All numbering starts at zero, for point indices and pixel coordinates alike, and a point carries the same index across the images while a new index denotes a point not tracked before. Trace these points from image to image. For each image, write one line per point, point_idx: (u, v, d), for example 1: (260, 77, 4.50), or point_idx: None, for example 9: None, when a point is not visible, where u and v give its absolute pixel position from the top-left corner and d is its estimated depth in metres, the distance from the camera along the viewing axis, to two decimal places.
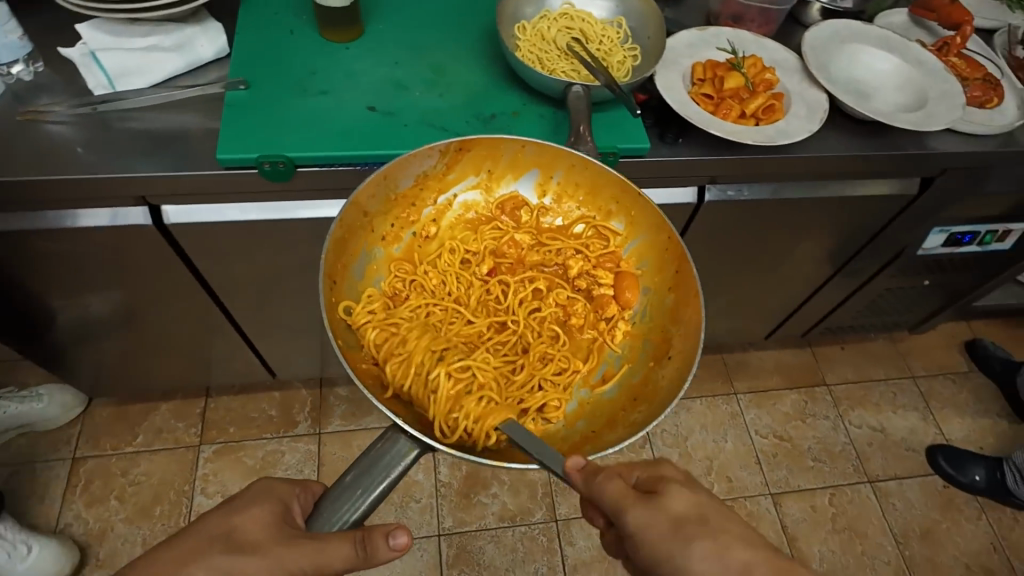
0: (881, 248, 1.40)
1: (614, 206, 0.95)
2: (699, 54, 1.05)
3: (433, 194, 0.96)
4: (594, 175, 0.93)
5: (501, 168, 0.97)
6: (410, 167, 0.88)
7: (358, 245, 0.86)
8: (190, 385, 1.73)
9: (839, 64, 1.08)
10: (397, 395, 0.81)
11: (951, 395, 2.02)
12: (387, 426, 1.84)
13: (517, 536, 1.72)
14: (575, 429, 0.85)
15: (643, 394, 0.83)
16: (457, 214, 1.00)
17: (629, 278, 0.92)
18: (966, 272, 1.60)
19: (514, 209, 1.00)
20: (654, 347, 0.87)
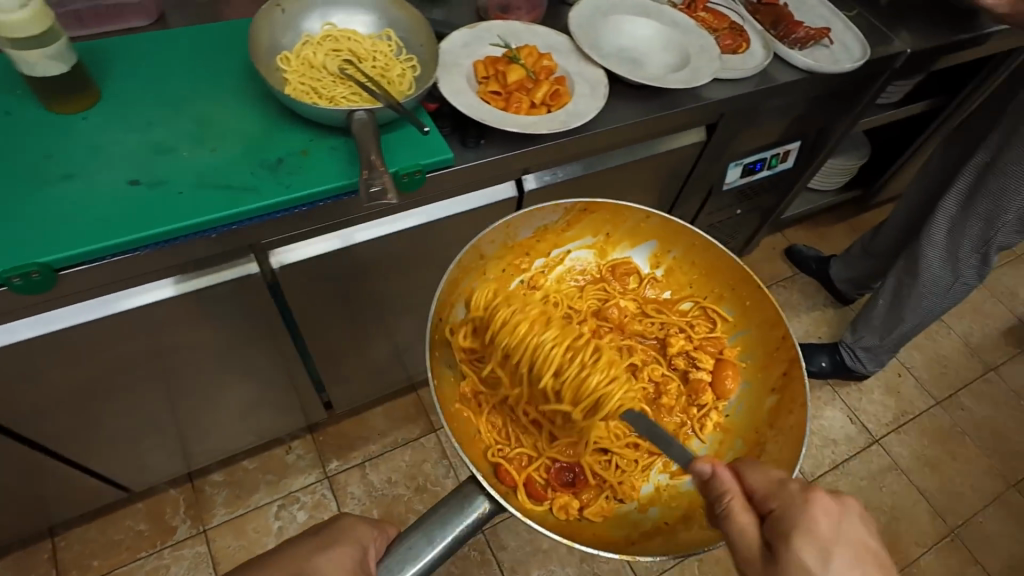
0: (693, 193, 1.53)
1: (725, 292, 1.02)
2: (477, 51, 1.03)
3: (546, 246, 1.05)
4: (708, 261, 1.01)
5: (618, 233, 1.06)
6: (530, 220, 0.96)
7: (469, 281, 0.93)
8: (23, 533, 1.46)
9: (608, 38, 1.13)
10: (487, 451, 0.89)
11: (786, 299, 2.30)
12: (281, 497, 1.70)
13: (449, 561, 1.68)
14: (647, 516, 0.88)
15: (722, 497, 0.86)
16: (591, 268, 1.12)
17: (733, 372, 1.00)
18: (766, 194, 1.80)
19: (625, 272, 1.11)
20: (745, 443, 0.93)
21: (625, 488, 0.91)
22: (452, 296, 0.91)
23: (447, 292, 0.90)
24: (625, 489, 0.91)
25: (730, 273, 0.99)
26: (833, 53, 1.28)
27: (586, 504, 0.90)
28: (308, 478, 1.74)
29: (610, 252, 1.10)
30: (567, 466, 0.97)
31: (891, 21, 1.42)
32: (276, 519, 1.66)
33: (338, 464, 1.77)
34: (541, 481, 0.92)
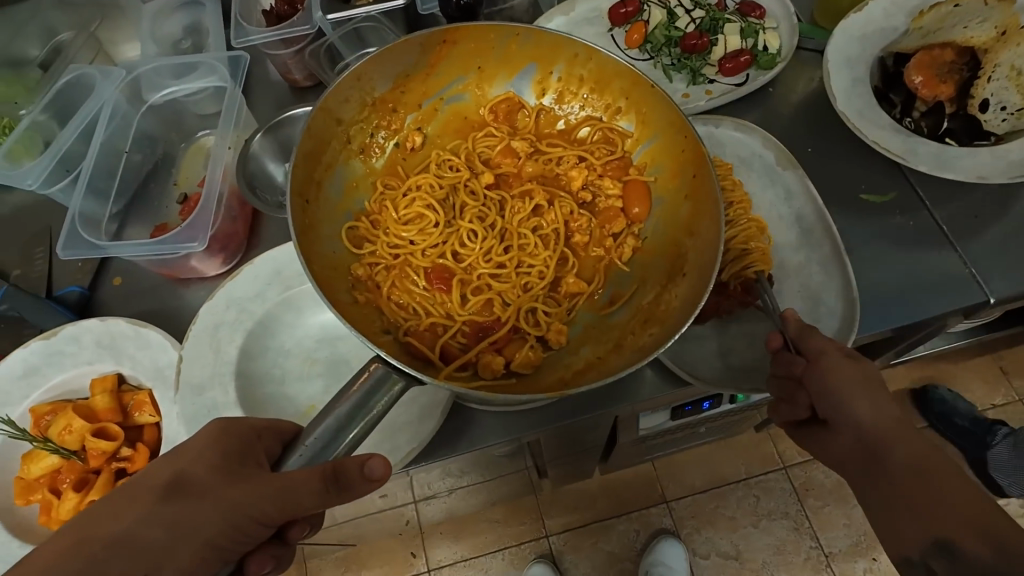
0: (572, 440, 0.96)
1: (623, 102, 0.70)
2: (42, 384, 0.66)
3: (415, 99, 0.73)
4: (599, 67, 0.69)
5: (491, 64, 0.73)
6: (384, 65, 0.66)
7: (335, 158, 0.67)
8: None
9: (284, 337, 0.68)
10: (381, 329, 0.62)
11: (835, 485, 1.52)
12: None
13: None
14: (577, 356, 0.64)
15: (655, 316, 0.60)
16: (446, 121, 0.78)
17: (638, 188, 0.68)
18: (757, 408, 1.10)
19: (509, 114, 0.78)
20: (667, 266, 0.63)
21: (552, 330, 0.65)
22: (317, 175, 0.63)
23: (300, 179, 0.60)
24: (554, 333, 0.65)
25: (622, 83, 0.69)
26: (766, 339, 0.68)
27: (514, 357, 0.63)
28: None
29: (488, 92, 0.76)
30: (473, 336, 0.68)
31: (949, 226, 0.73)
32: None
33: None
34: (456, 347, 0.66)
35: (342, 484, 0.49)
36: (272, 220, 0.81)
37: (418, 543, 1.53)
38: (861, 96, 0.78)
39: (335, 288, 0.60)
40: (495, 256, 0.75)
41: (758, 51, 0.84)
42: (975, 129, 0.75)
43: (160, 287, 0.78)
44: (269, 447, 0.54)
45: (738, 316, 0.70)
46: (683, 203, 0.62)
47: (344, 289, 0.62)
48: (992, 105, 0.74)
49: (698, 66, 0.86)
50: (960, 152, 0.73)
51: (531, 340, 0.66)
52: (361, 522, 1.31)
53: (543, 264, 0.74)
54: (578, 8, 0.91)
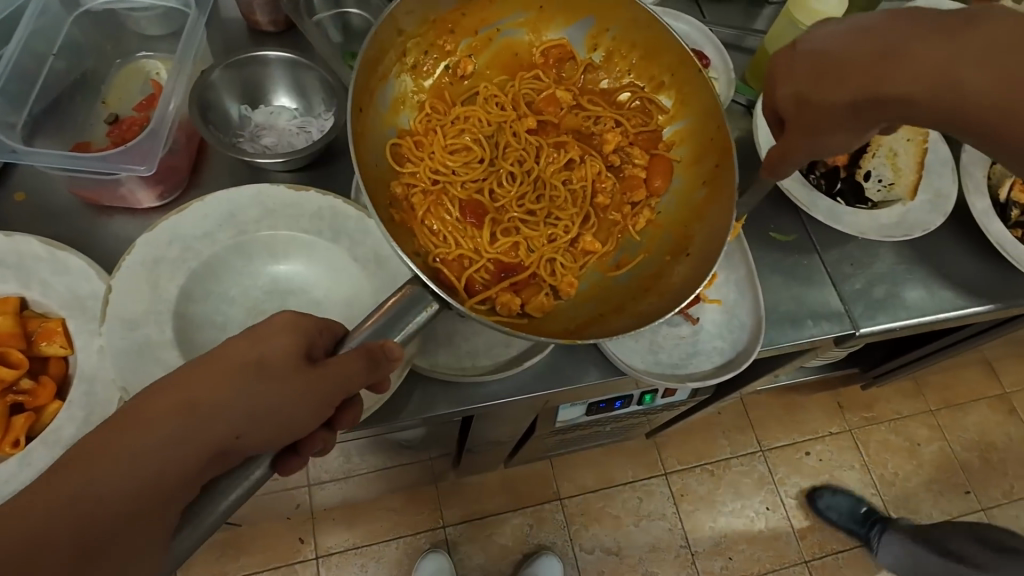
0: (496, 427, 0.98)
1: (667, 78, 0.72)
2: None
3: (472, 24, 0.71)
4: (656, 35, 0.70)
5: (552, 5, 0.73)
6: None
7: (389, 69, 0.66)
8: None
9: (228, 282, 0.64)
10: (414, 250, 0.61)
11: (706, 491, 1.68)
12: None
13: None
14: (581, 311, 0.67)
15: (654, 289, 0.64)
16: (496, 53, 0.76)
17: (661, 163, 0.71)
18: (659, 412, 1.20)
19: (559, 62, 0.76)
20: (675, 241, 0.67)
21: (564, 281, 0.68)
22: (372, 83, 0.63)
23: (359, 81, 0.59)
24: (566, 286, 0.67)
25: (674, 60, 0.70)
26: (690, 341, 0.74)
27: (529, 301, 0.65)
28: None
29: (543, 34, 0.76)
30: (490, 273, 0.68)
31: (840, 263, 0.82)
32: None
33: None
34: (479, 281, 0.66)
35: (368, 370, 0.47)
36: (217, 159, 0.75)
37: (308, 529, 1.48)
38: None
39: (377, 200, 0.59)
40: (528, 203, 0.75)
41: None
42: (860, 193, 0.84)
43: (73, 212, 0.69)
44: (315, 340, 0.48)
45: (668, 320, 0.75)
46: (698, 187, 0.67)
47: (385, 204, 0.61)
48: (872, 177, 0.86)
49: None
50: (846, 210, 0.82)
51: (546, 288, 0.67)
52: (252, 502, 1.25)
53: (569, 221, 0.74)
54: None
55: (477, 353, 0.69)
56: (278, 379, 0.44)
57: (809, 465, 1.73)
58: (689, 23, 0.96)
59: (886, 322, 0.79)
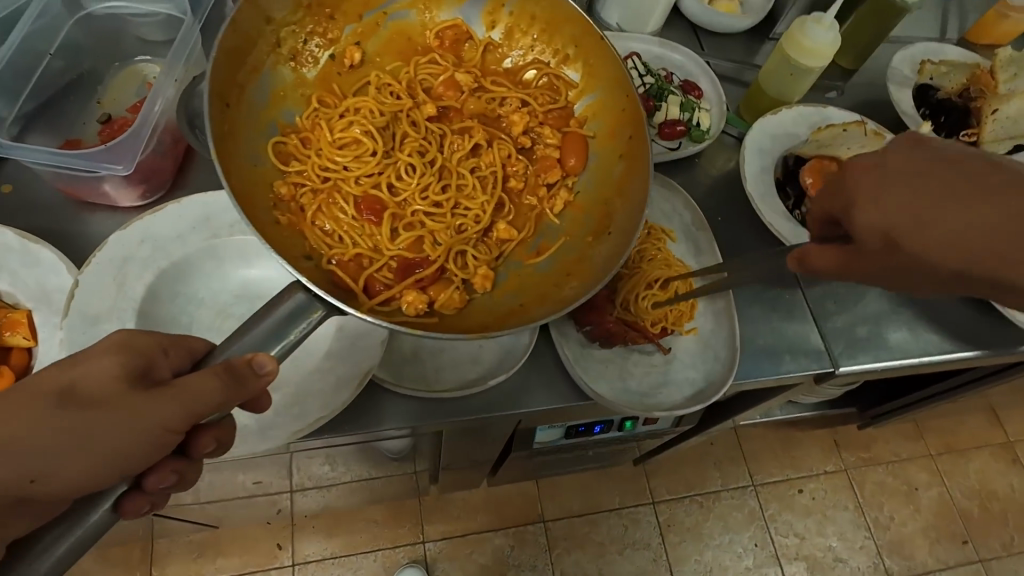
0: (471, 445, 0.98)
1: (572, 49, 0.76)
2: None
3: (354, 8, 0.74)
4: (552, 7, 0.74)
5: None
6: None
7: (261, 61, 0.65)
8: None
9: (197, 284, 0.64)
10: (303, 255, 0.62)
11: (694, 523, 1.64)
12: None
13: None
14: (500, 300, 0.67)
15: (574, 270, 0.65)
16: (387, 39, 0.79)
17: (577, 139, 0.74)
18: (642, 440, 1.18)
19: (456, 43, 0.79)
20: (596, 222, 0.68)
21: (476, 274, 0.68)
22: (240, 78, 0.62)
23: (223, 74, 0.59)
24: (478, 278, 0.67)
25: (573, 30, 0.74)
26: (662, 370, 0.73)
27: (436, 297, 0.65)
28: None
29: (435, 16, 0.79)
30: (388, 276, 0.69)
31: (822, 299, 0.81)
32: None
33: None
34: (380, 282, 0.68)
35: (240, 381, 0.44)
36: (203, 162, 0.76)
37: (287, 534, 1.47)
38: (764, 183, 0.86)
39: (254, 206, 0.60)
40: (432, 194, 0.77)
41: (692, 125, 0.91)
42: None
43: (61, 208, 0.71)
44: (173, 363, 0.47)
45: (641, 347, 0.74)
46: (617, 162, 0.69)
47: (266, 208, 0.62)
48: None
49: None
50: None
51: (457, 281, 0.68)
52: (230, 504, 1.25)
53: (480, 208, 0.77)
54: None
55: (444, 369, 0.69)
56: (124, 398, 0.43)
57: (802, 503, 1.68)
58: (685, 55, 0.97)
59: (866, 362, 0.77)
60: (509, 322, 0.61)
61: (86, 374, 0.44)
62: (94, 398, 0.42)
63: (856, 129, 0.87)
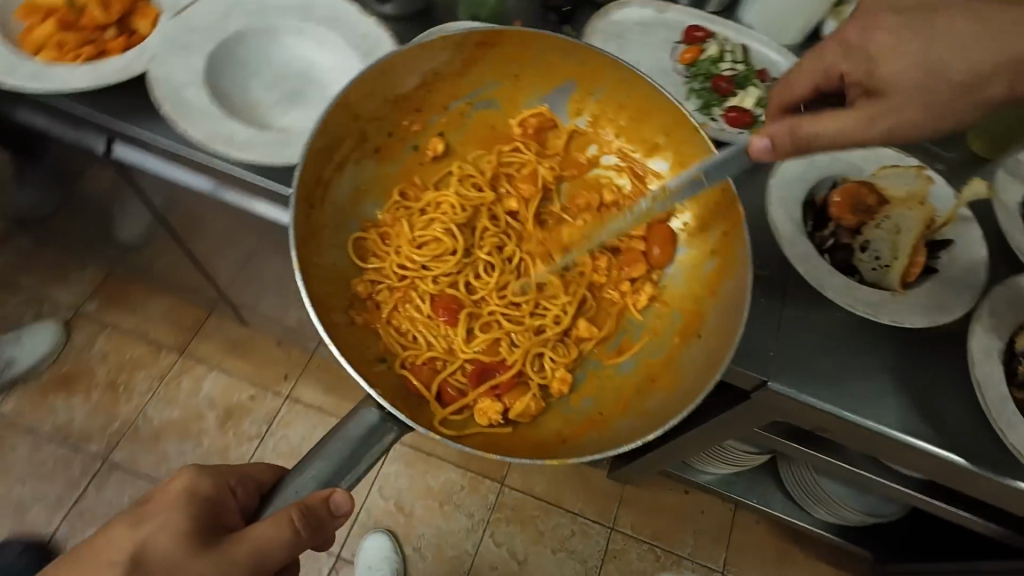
0: None
1: (661, 138, 0.87)
2: None
3: (439, 101, 0.88)
4: (641, 98, 0.85)
5: (527, 72, 0.89)
6: (420, 59, 0.81)
7: (346, 157, 0.81)
8: None
9: (275, 49, 0.82)
10: (376, 356, 0.78)
11: (641, 570, 1.54)
12: (16, 292, 1.67)
13: (54, 453, 1.53)
14: (579, 406, 0.80)
15: (660, 375, 0.79)
16: (472, 125, 0.94)
17: (662, 235, 0.86)
18: None
19: (541, 129, 0.94)
20: (682, 321, 0.83)
21: (554, 379, 0.81)
22: (326, 173, 0.78)
23: (308, 184, 0.75)
24: (557, 383, 0.81)
25: (666, 119, 0.85)
26: None
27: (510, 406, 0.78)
28: (50, 295, 1.67)
29: (523, 104, 0.93)
30: (465, 370, 0.84)
31: (798, 327, 0.78)
32: (9, 310, 1.65)
33: (92, 307, 1.67)
34: (453, 386, 0.81)
35: (316, 524, 0.67)
36: None
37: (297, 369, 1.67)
38: (792, 189, 0.81)
39: (334, 306, 0.77)
40: (507, 296, 0.91)
41: (758, 121, 0.87)
42: (851, 262, 0.80)
43: None
44: (241, 501, 0.73)
45: None
46: (710, 259, 0.82)
47: (344, 309, 0.78)
48: (868, 251, 0.81)
49: (709, 103, 0.89)
50: (825, 267, 0.77)
51: (532, 388, 0.81)
52: (266, 309, 1.47)
53: (561, 308, 0.89)
54: (670, 12, 0.94)
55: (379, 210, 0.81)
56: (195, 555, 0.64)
57: None
58: (796, 66, 0.92)
59: (806, 397, 0.75)
60: (592, 433, 0.75)
61: (154, 540, 0.65)
62: (167, 555, 0.64)
63: (912, 166, 0.82)
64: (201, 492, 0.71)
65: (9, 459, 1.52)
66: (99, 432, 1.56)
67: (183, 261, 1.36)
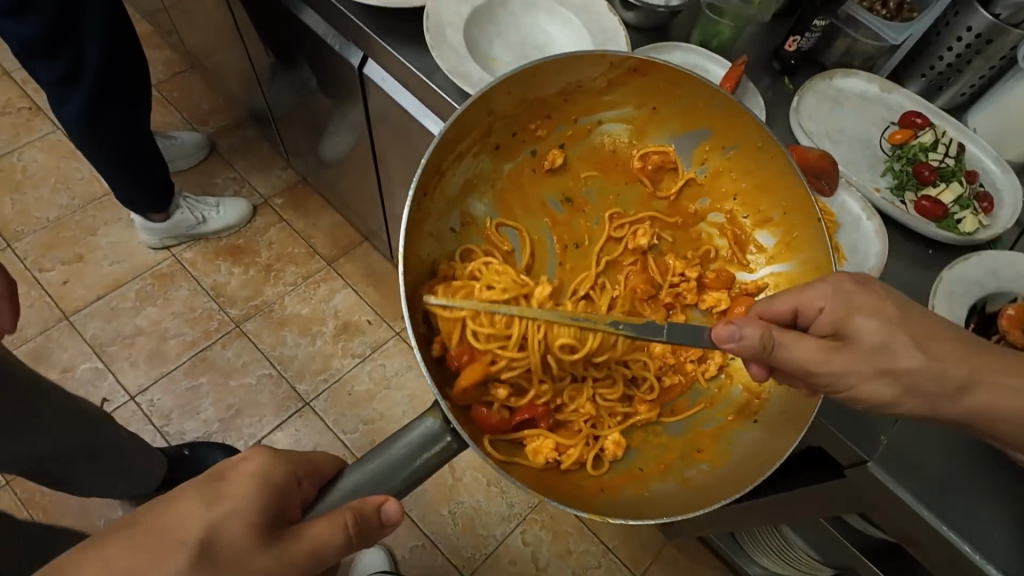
0: None
1: (776, 213, 0.89)
2: None
3: (572, 115, 0.93)
4: (768, 169, 0.87)
5: (665, 111, 0.92)
6: (572, 69, 0.85)
7: (469, 150, 0.87)
8: (160, 30, 2.09)
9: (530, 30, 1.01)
10: (443, 355, 0.84)
11: None
12: (228, 168, 1.99)
13: (204, 304, 1.79)
14: (625, 458, 0.87)
15: (706, 450, 0.85)
16: (592, 145, 0.97)
17: (746, 305, 0.92)
18: None
19: (659, 166, 0.97)
20: (740, 402, 0.87)
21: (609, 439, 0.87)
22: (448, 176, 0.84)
23: (431, 173, 0.80)
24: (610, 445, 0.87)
25: (787, 196, 0.87)
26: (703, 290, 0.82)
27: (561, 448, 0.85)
28: (251, 179, 1.98)
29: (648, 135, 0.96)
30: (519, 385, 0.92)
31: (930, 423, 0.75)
32: (217, 180, 1.95)
33: (278, 201, 1.96)
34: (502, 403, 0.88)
35: (366, 533, 0.65)
36: None
37: None
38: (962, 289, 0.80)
39: (416, 302, 0.82)
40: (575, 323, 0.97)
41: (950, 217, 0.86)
42: None
43: None
44: (304, 494, 0.69)
45: None
46: None
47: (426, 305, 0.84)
48: None
49: (903, 184, 0.90)
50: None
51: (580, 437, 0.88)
52: None
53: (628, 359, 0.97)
54: (894, 94, 0.99)
55: None
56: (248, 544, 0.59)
57: None
58: (1011, 181, 0.90)
59: (905, 495, 0.72)
60: (631, 488, 0.82)
61: (223, 528, 0.58)
62: (234, 549, 0.58)
63: None
64: (273, 480, 0.65)
65: (171, 295, 1.79)
66: (244, 302, 1.82)
67: (372, 188, 1.59)
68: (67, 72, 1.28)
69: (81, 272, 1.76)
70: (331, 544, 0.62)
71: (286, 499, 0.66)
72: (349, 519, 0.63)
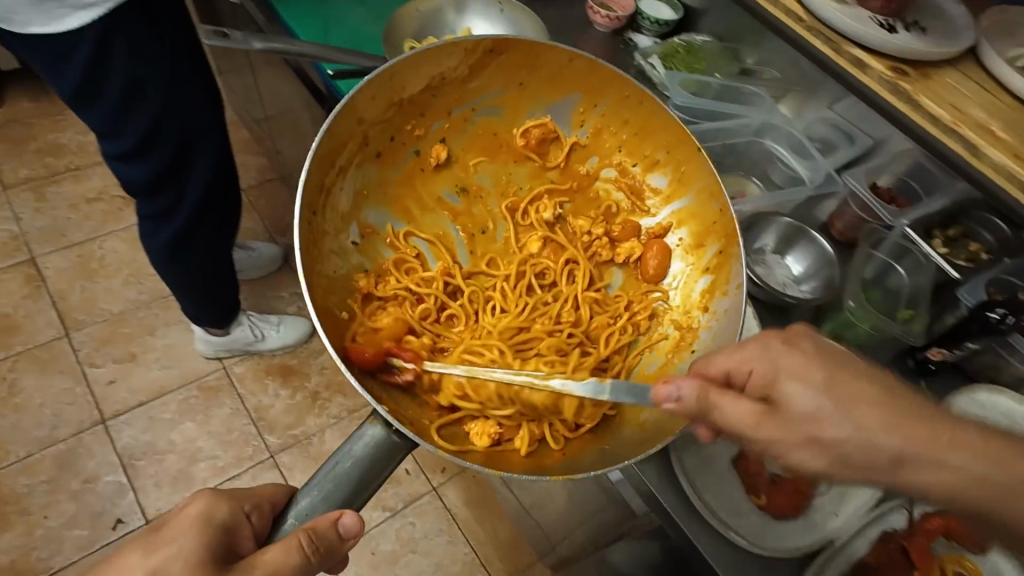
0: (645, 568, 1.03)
1: (663, 155, 0.96)
2: None
3: (445, 107, 0.95)
4: (644, 113, 0.94)
5: (529, 83, 0.96)
6: (421, 65, 0.87)
7: (348, 164, 0.86)
8: (259, 138, 2.16)
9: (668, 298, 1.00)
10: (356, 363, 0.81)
11: None
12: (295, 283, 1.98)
13: (243, 426, 1.72)
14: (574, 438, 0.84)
15: None
16: (473, 133, 1.00)
17: (662, 247, 0.97)
18: None
19: (542, 140, 1.01)
20: (673, 338, 0.93)
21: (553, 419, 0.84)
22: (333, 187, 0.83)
23: (313, 193, 0.78)
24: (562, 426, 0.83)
25: (665, 136, 0.94)
26: None
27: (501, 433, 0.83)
28: None
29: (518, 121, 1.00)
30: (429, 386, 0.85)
31: None
32: (283, 294, 1.94)
33: None
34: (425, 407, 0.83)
35: (327, 550, 0.60)
36: None
37: (455, 469, 1.78)
38: None
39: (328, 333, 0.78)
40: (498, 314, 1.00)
41: None
42: None
43: None
44: (255, 527, 0.64)
45: None
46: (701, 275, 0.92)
47: (344, 340, 0.80)
48: None
49: None
50: None
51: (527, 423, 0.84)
52: None
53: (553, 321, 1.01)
54: None
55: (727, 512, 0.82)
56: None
57: None
58: None
59: None
60: (589, 455, 0.80)
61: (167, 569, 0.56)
62: None
63: None
64: (216, 521, 0.61)
65: (213, 411, 1.72)
66: (283, 429, 1.74)
67: None
68: (164, 209, 1.24)
69: (130, 373, 1.72)
70: (282, 565, 0.58)
71: (234, 529, 0.62)
72: (300, 540, 0.59)
